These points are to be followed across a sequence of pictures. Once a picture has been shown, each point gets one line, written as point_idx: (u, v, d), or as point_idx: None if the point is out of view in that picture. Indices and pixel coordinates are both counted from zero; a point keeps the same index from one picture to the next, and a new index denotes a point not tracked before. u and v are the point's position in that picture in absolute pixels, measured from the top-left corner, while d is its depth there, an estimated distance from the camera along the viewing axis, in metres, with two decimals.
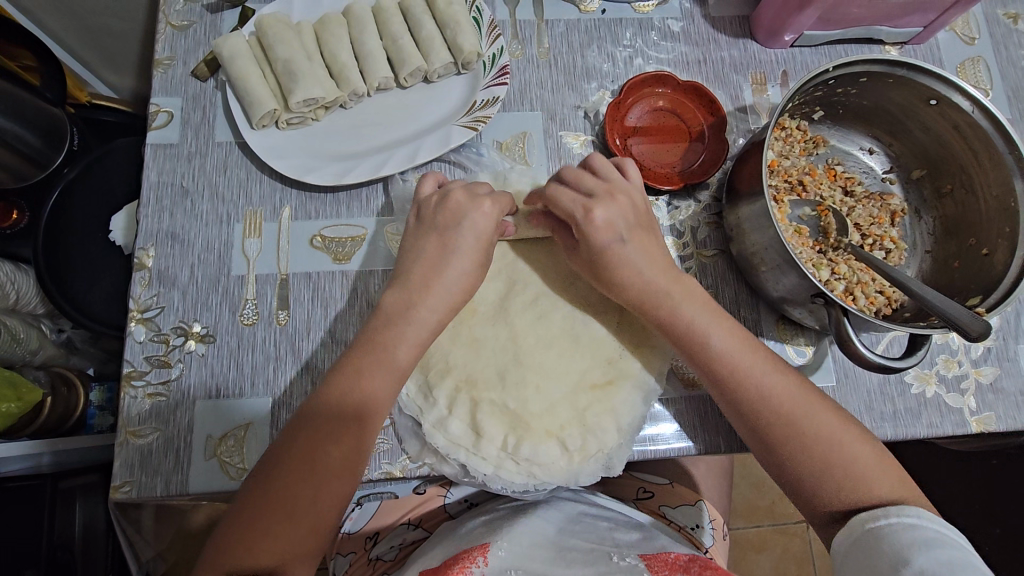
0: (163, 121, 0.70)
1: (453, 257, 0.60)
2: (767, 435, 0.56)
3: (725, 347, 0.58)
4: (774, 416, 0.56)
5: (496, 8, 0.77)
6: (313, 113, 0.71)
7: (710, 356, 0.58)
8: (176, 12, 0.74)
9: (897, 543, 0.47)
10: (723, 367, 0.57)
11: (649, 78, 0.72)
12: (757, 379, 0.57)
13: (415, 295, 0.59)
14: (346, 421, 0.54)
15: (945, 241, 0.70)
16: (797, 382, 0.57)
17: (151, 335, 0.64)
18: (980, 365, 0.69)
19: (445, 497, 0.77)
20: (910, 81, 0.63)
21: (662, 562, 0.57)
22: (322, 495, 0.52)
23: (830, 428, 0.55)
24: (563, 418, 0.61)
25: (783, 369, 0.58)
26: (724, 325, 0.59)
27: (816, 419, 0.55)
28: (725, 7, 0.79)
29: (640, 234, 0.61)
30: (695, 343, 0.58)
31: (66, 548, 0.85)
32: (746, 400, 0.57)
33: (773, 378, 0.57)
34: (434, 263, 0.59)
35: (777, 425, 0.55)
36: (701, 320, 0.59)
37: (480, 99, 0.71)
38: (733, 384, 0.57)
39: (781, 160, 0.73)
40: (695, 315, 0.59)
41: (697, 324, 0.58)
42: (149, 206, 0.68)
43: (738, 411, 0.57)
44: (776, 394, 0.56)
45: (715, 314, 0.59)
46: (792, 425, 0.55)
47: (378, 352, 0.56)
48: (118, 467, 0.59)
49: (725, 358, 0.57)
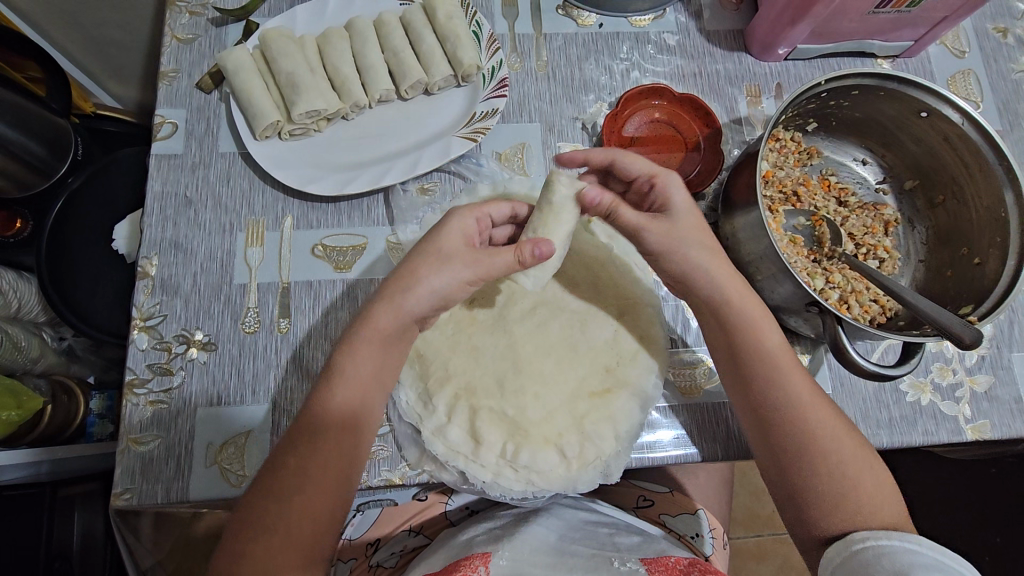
0: (168, 132, 0.72)
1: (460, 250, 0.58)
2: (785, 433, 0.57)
3: (780, 363, 0.58)
4: (815, 436, 0.56)
5: (495, 22, 0.79)
6: (315, 124, 0.72)
7: (761, 368, 0.58)
8: (181, 26, 0.76)
9: (899, 560, 0.49)
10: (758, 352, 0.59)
11: (646, 90, 0.74)
12: (806, 397, 0.58)
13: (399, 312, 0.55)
14: (337, 419, 0.54)
15: (937, 250, 0.71)
16: (833, 407, 0.59)
17: (152, 342, 0.64)
18: (975, 373, 0.70)
19: (445, 504, 0.77)
20: (903, 94, 0.65)
21: (662, 565, 0.57)
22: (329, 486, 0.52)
23: (857, 454, 0.57)
24: (561, 426, 0.61)
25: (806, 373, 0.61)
26: (780, 341, 0.60)
27: (848, 445, 0.57)
28: (719, 21, 0.81)
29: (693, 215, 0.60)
30: (751, 355, 0.59)
31: (63, 557, 0.86)
32: (792, 418, 0.57)
33: (815, 399, 0.58)
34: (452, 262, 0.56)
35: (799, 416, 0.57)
36: (760, 332, 0.59)
37: (480, 111, 0.73)
38: (782, 399, 0.57)
39: (775, 171, 0.74)
40: (752, 325, 0.59)
41: (756, 337, 0.59)
42: (153, 215, 0.69)
43: (775, 429, 0.58)
44: (819, 415, 0.57)
45: (773, 329, 0.60)
46: (825, 449, 0.56)
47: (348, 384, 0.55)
48: (119, 474, 0.59)
49: (781, 371, 0.58)
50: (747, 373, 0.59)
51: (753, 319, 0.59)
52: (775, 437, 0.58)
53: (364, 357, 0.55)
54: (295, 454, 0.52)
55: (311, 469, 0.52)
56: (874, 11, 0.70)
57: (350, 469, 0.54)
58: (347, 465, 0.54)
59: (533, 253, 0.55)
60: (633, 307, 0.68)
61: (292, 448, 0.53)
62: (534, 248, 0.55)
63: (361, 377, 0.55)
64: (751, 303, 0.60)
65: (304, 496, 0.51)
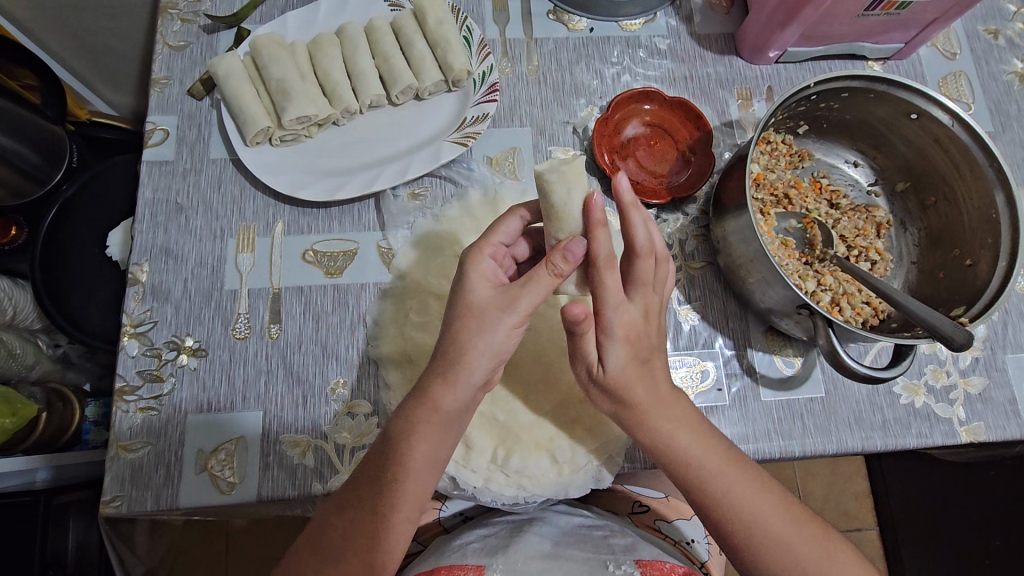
0: (159, 139, 0.72)
1: (482, 272, 0.51)
2: (743, 548, 0.53)
3: (725, 483, 0.52)
4: (779, 549, 0.52)
5: (486, 28, 0.79)
6: (306, 130, 0.72)
7: (684, 470, 0.53)
8: (173, 33, 0.76)
9: None
10: (689, 471, 0.53)
11: (636, 94, 0.73)
12: (762, 514, 0.52)
13: (459, 387, 0.49)
14: (386, 469, 0.51)
15: (930, 252, 0.71)
16: (793, 507, 0.54)
17: (143, 349, 0.64)
18: (969, 376, 0.69)
19: (439, 511, 0.75)
20: (892, 96, 0.65)
21: (657, 569, 0.59)
22: (370, 536, 0.51)
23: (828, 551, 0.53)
24: (552, 431, 0.61)
25: (751, 471, 0.54)
26: (719, 454, 0.54)
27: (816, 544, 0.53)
28: (710, 26, 0.81)
29: (631, 370, 0.52)
30: (692, 480, 0.53)
31: (57, 563, 0.88)
32: (752, 538, 0.52)
33: (751, 490, 0.53)
34: (490, 315, 0.48)
35: (750, 532, 0.52)
36: (677, 434, 0.53)
37: (470, 115, 0.73)
38: (735, 519, 0.52)
39: (766, 174, 0.74)
40: (666, 429, 0.53)
41: (671, 436, 0.53)
42: (144, 221, 0.69)
43: (734, 548, 0.54)
44: (778, 524, 0.52)
45: (710, 443, 0.54)
46: (771, 543, 0.52)
47: (401, 473, 0.51)
48: (108, 482, 0.59)
49: (727, 493, 0.52)
50: (674, 474, 0.54)
51: (689, 446, 0.53)
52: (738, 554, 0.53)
53: (420, 433, 0.50)
54: (338, 520, 0.53)
55: (349, 543, 0.52)
56: (863, 14, 0.70)
57: (391, 541, 0.52)
58: (382, 543, 0.51)
59: (565, 257, 0.48)
60: None
61: (337, 513, 0.54)
62: (565, 252, 0.48)
63: (409, 454, 0.50)
64: (682, 426, 0.54)
65: (354, 546, 0.52)
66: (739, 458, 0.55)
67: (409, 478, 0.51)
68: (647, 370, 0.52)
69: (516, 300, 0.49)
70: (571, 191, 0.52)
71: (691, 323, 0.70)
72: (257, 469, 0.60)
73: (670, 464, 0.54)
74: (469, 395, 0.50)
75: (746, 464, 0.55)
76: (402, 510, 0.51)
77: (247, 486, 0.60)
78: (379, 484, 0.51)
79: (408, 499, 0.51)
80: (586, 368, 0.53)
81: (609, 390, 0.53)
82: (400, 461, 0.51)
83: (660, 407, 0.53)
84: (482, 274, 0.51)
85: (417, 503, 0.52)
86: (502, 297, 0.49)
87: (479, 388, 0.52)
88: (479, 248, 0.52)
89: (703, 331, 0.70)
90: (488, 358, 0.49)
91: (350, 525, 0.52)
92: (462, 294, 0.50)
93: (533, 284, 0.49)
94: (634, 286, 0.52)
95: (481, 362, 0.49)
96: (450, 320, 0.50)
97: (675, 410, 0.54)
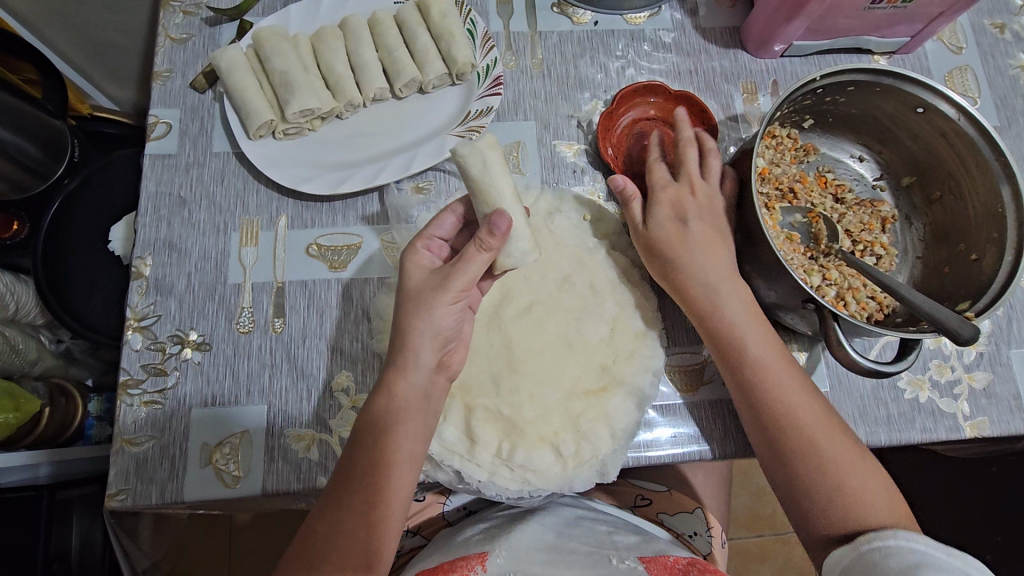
0: (162, 132, 0.71)
1: (420, 262, 0.58)
2: (772, 424, 0.58)
3: (765, 366, 0.60)
4: (798, 429, 0.58)
5: (489, 21, 0.79)
6: (309, 123, 0.72)
7: (725, 336, 0.61)
8: (175, 26, 0.76)
9: (901, 559, 0.49)
10: (731, 338, 0.61)
11: (641, 87, 0.72)
12: (793, 400, 0.59)
13: (411, 371, 0.55)
14: (370, 462, 0.53)
15: (935, 247, 0.71)
16: (828, 410, 0.59)
17: (147, 343, 0.64)
18: (973, 370, 0.69)
19: (444, 504, 0.75)
20: (897, 90, 0.64)
21: (660, 565, 0.58)
22: (355, 534, 0.52)
23: (852, 457, 0.57)
24: (556, 425, 0.61)
25: (789, 361, 0.61)
26: (765, 340, 0.61)
27: (838, 444, 0.57)
28: (715, 19, 0.81)
29: (670, 228, 0.64)
30: (734, 353, 0.61)
31: (61, 560, 0.86)
32: (780, 421, 0.58)
33: (785, 373, 0.60)
34: (427, 295, 0.55)
35: (777, 410, 0.58)
36: (727, 303, 0.61)
37: (474, 109, 0.72)
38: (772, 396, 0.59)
39: (771, 168, 0.73)
40: (719, 298, 0.62)
41: (721, 304, 0.61)
42: (147, 215, 0.69)
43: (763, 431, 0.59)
44: (809, 412, 0.58)
45: (759, 329, 0.61)
46: (798, 424, 0.58)
47: (381, 468, 0.53)
48: (113, 476, 0.59)
49: (761, 368, 0.60)
50: (717, 346, 0.62)
51: (744, 322, 0.61)
52: (766, 435, 0.59)
53: (398, 422, 0.53)
54: (320, 525, 0.53)
55: (333, 545, 0.52)
56: (870, 7, 0.70)
57: (378, 537, 0.52)
58: (372, 541, 0.52)
59: (491, 232, 0.55)
60: (630, 303, 0.67)
61: (319, 518, 0.54)
62: (490, 226, 0.55)
63: (394, 448, 0.53)
64: (737, 303, 0.61)
65: (339, 545, 0.51)
66: (786, 353, 0.62)
67: (392, 469, 0.53)
68: (689, 232, 0.63)
69: (450, 278, 0.55)
70: (485, 164, 0.60)
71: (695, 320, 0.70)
72: (262, 464, 0.60)
73: (713, 332, 0.62)
74: (427, 377, 0.56)
75: (787, 352, 0.62)
76: (385, 507, 0.53)
77: (252, 479, 0.60)
78: (359, 481, 0.53)
79: (394, 492, 0.53)
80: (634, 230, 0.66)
81: (652, 247, 0.65)
82: (382, 457, 0.53)
83: (715, 274, 0.62)
84: (420, 263, 0.58)
85: (403, 500, 0.54)
86: (436, 277, 0.56)
87: (436, 370, 0.57)
88: (411, 243, 0.59)
89: None
90: (430, 335, 0.55)
91: (336, 520, 0.52)
92: (404, 284, 0.57)
93: (465, 262, 0.56)
94: (681, 171, 0.66)
95: (423, 339, 0.55)
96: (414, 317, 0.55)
97: (727, 284, 0.62)
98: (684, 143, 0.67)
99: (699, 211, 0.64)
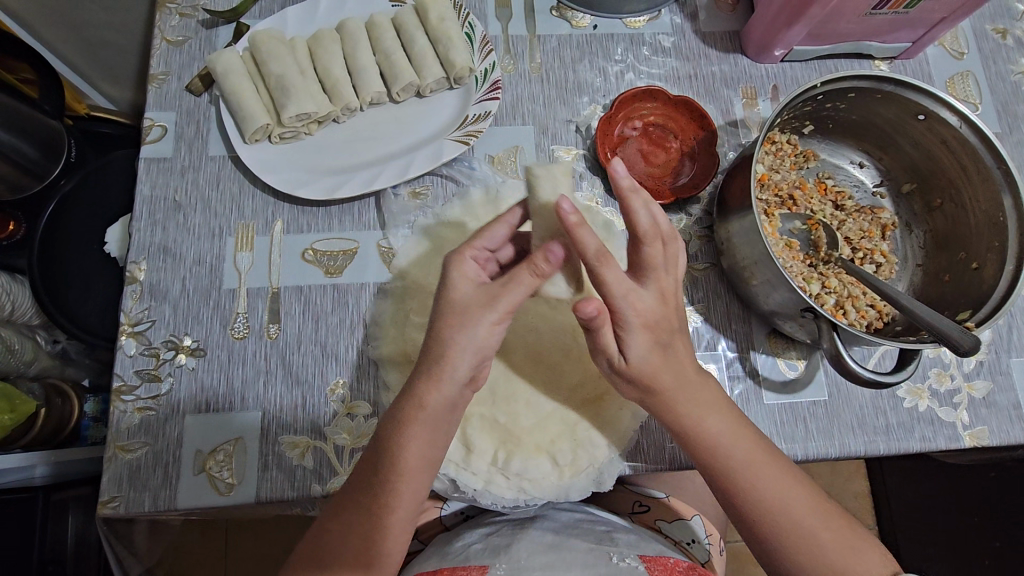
0: (157, 135, 0.71)
1: (465, 273, 0.50)
2: (767, 534, 0.53)
3: (751, 474, 0.54)
4: (796, 535, 0.53)
5: (487, 24, 0.78)
6: (306, 127, 0.71)
7: (703, 447, 0.54)
8: (171, 28, 0.75)
9: None
10: (709, 449, 0.54)
11: (642, 93, 0.73)
12: (788, 506, 0.53)
13: (444, 384, 0.49)
14: (385, 468, 0.51)
15: (936, 255, 0.71)
16: (824, 504, 0.54)
17: (141, 348, 0.64)
18: (973, 379, 0.69)
19: (440, 509, 0.74)
20: (899, 96, 0.64)
21: (660, 565, 0.59)
22: (366, 535, 0.52)
23: (857, 553, 0.52)
24: (553, 434, 0.61)
25: (777, 459, 0.55)
26: (747, 443, 0.55)
27: (842, 543, 0.52)
28: (715, 23, 0.80)
29: (655, 360, 0.51)
30: (715, 465, 0.54)
31: (56, 561, 0.87)
32: (775, 530, 0.53)
33: (774, 476, 0.54)
34: (471, 311, 0.48)
35: (772, 519, 0.53)
36: (705, 411, 0.54)
37: (472, 113, 0.72)
38: (762, 509, 0.53)
39: (771, 174, 0.73)
40: (696, 406, 0.54)
41: (698, 413, 0.54)
42: (142, 220, 0.68)
43: (760, 539, 0.54)
44: (800, 514, 0.53)
45: (739, 431, 0.55)
46: (796, 530, 0.53)
47: (393, 476, 0.51)
48: (107, 482, 0.58)
49: (748, 477, 0.54)
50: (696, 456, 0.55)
51: (718, 429, 0.54)
52: (763, 544, 0.54)
53: (412, 434, 0.50)
54: (332, 525, 0.53)
55: (345, 543, 0.52)
56: (871, 13, 0.69)
57: (387, 538, 0.52)
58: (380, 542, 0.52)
59: (547, 259, 0.47)
60: None
61: (333, 516, 0.54)
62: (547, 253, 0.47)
63: (407, 456, 0.51)
64: (713, 409, 0.54)
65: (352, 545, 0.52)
66: (770, 448, 0.56)
67: (406, 477, 0.51)
68: (669, 357, 0.52)
69: (498, 298, 0.48)
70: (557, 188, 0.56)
71: (693, 325, 0.69)
72: (257, 470, 0.60)
73: (688, 442, 0.55)
74: (457, 395, 0.50)
75: (771, 447, 0.56)
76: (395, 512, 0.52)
77: (247, 487, 0.59)
78: (374, 487, 0.52)
79: (405, 498, 0.52)
80: (608, 360, 0.53)
81: (632, 378, 0.53)
82: (395, 464, 0.51)
83: (688, 388, 0.53)
84: (466, 274, 0.50)
85: (414, 502, 0.53)
86: (484, 293, 0.49)
87: (467, 386, 0.51)
88: (461, 251, 0.51)
89: (706, 334, 0.69)
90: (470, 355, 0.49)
91: (347, 525, 0.53)
92: (444, 291, 0.49)
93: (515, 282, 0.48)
94: (645, 274, 0.50)
95: (463, 359, 0.48)
96: (451, 327, 0.48)
97: (703, 394, 0.54)
98: (651, 239, 0.50)
99: (674, 321, 0.52)
